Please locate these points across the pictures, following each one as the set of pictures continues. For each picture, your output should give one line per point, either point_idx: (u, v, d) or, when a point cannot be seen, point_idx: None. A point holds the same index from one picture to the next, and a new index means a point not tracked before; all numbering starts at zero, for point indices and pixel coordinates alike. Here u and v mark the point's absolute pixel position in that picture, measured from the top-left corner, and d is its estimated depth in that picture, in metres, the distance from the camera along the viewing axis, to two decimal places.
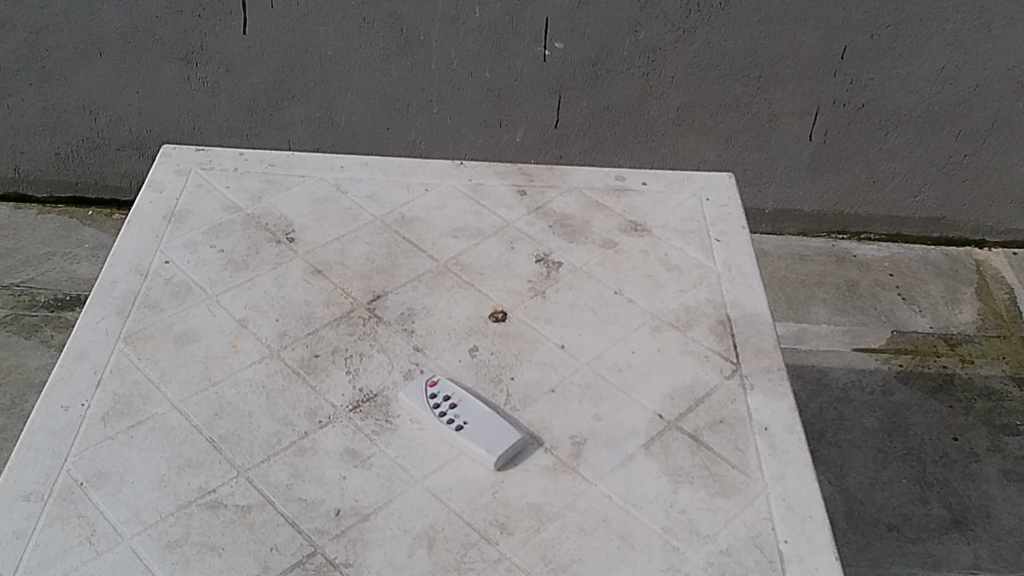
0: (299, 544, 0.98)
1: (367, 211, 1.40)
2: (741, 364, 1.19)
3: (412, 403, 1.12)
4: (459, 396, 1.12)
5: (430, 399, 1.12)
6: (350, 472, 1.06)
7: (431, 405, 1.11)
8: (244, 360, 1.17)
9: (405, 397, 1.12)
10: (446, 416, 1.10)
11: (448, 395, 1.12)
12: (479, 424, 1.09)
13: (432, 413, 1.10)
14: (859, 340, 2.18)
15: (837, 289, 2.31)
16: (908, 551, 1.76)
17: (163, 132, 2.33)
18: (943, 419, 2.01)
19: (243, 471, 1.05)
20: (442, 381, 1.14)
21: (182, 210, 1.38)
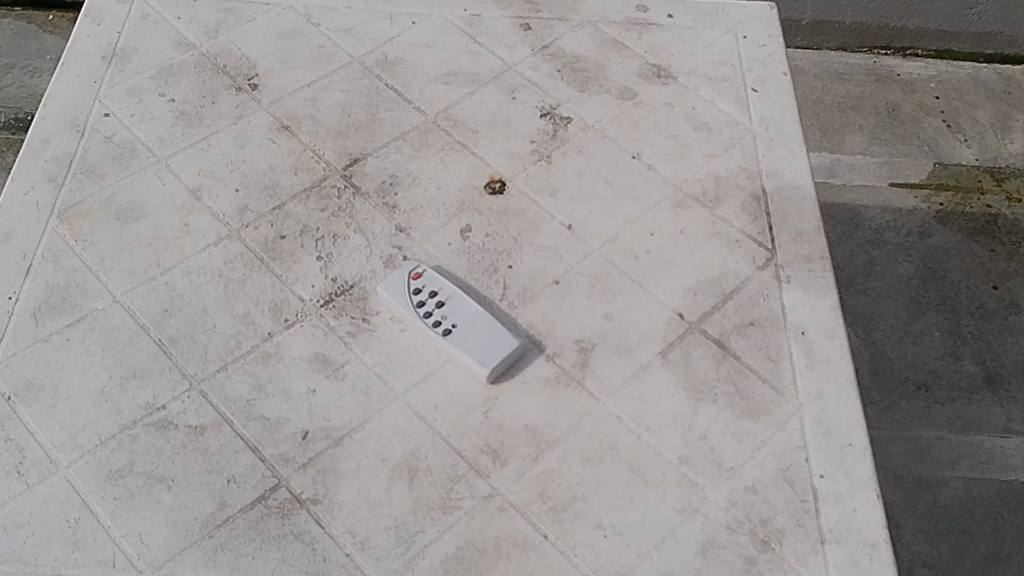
0: (261, 475, 0.86)
1: (343, 50, 1.19)
2: (777, 251, 1.02)
3: (393, 300, 0.96)
4: (447, 292, 0.96)
5: (414, 295, 0.96)
6: (320, 384, 0.91)
7: (414, 302, 0.95)
8: (198, 242, 1.00)
9: (385, 292, 0.96)
10: (433, 318, 0.94)
11: (435, 291, 0.96)
12: (470, 328, 0.93)
13: (416, 314, 0.94)
14: (897, 174, 1.99)
15: (876, 114, 2.09)
16: (935, 413, 1.65)
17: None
18: (982, 265, 1.85)
19: (197, 383, 0.91)
20: (428, 272, 0.98)
21: (125, 48, 1.18)
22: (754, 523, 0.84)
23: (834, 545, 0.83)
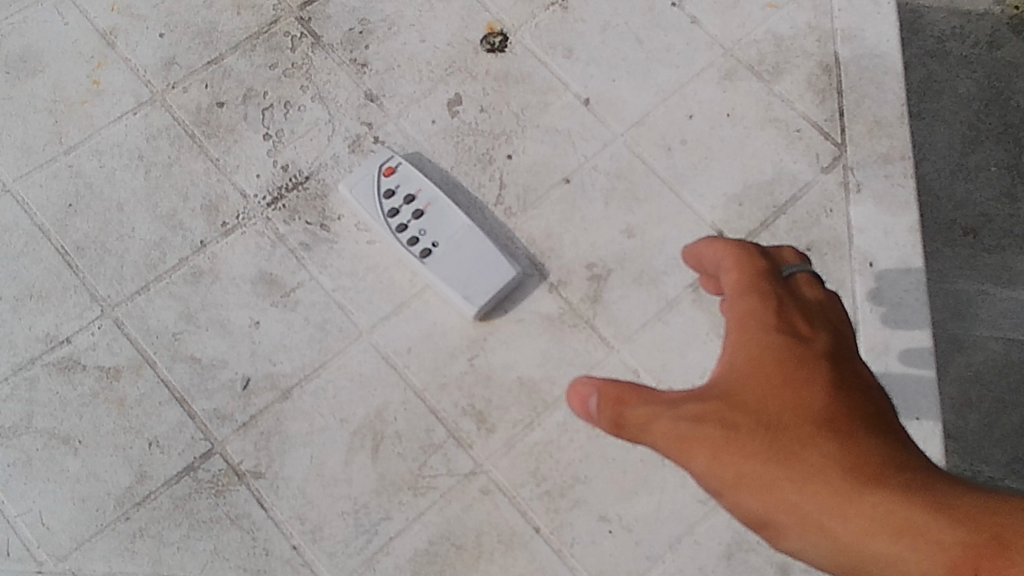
0: (191, 437, 0.70)
1: None
2: (847, 148, 0.81)
3: (359, 205, 0.75)
4: (427, 198, 0.75)
5: (386, 199, 0.75)
6: (265, 314, 0.73)
7: (385, 212, 0.75)
8: (111, 109, 0.78)
9: (349, 192, 0.75)
10: (408, 234, 0.74)
11: (410, 194, 0.75)
12: (456, 249, 0.73)
13: (389, 226, 0.74)
14: None
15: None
16: (982, 264, 1.30)
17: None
18: None
19: (110, 309, 0.72)
20: (402, 166, 0.76)
21: None
22: None
23: None
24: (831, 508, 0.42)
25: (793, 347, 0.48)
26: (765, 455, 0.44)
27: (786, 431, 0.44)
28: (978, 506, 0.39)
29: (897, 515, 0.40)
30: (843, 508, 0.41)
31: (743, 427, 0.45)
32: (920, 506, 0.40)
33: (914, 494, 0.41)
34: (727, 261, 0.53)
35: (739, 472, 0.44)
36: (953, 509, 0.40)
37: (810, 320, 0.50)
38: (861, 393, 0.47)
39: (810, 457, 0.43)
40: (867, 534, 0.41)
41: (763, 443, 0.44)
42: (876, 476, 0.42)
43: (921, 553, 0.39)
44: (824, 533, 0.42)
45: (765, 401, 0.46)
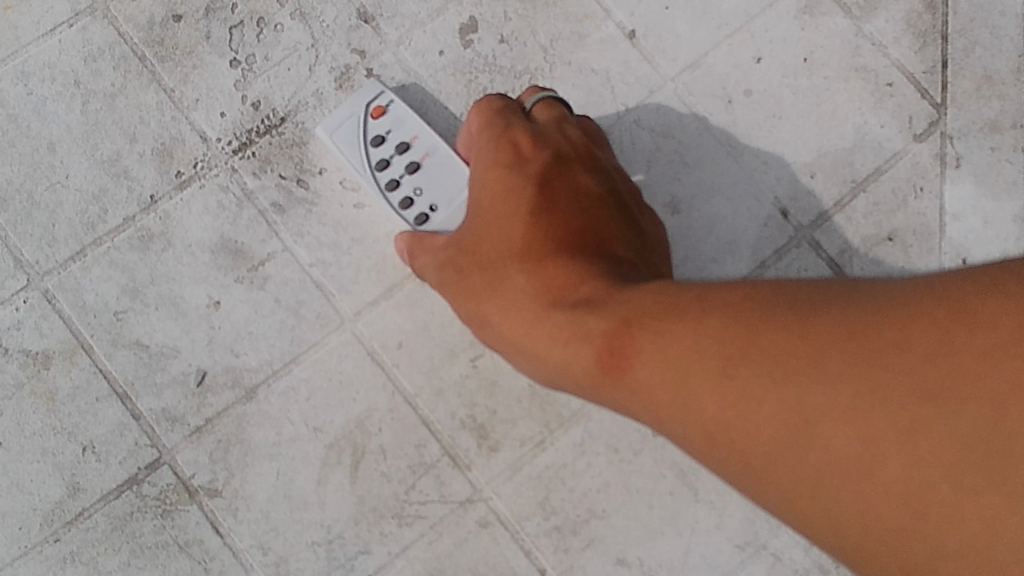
0: (133, 443, 0.58)
1: None
2: (947, 112, 0.65)
3: (339, 151, 0.59)
4: (424, 146, 0.59)
5: (373, 145, 0.59)
6: (227, 293, 0.60)
7: (373, 163, 0.59)
8: (40, 19, 0.63)
9: (328, 134, 0.59)
10: (401, 193, 0.58)
11: (403, 140, 0.59)
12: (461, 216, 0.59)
13: (376, 181, 0.58)
14: None
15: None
16: None
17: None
18: None
19: (38, 278, 0.60)
20: (395, 104, 0.60)
21: None
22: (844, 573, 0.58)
23: None
24: (523, 322, 0.49)
25: (508, 176, 0.55)
26: (485, 291, 0.52)
27: (498, 258, 0.52)
28: (622, 296, 0.46)
29: (564, 321, 0.47)
30: (534, 328, 0.49)
31: (467, 268, 0.54)
32: (578, 307, 0.47)
33: (571, 300, 0.48)
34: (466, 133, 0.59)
35: (475, 308, 0.53)
36: (604, 302, 0.46)
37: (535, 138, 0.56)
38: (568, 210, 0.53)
39: (512, 285, 0.51)
40: (545, 337, 0.48)
41: (483, 282, 0.53)
42: (554, 297, 0.49)
43: (574, 348, 0.46)
44: (521, 346, 0.50)
45: (487, 234, 0.54)
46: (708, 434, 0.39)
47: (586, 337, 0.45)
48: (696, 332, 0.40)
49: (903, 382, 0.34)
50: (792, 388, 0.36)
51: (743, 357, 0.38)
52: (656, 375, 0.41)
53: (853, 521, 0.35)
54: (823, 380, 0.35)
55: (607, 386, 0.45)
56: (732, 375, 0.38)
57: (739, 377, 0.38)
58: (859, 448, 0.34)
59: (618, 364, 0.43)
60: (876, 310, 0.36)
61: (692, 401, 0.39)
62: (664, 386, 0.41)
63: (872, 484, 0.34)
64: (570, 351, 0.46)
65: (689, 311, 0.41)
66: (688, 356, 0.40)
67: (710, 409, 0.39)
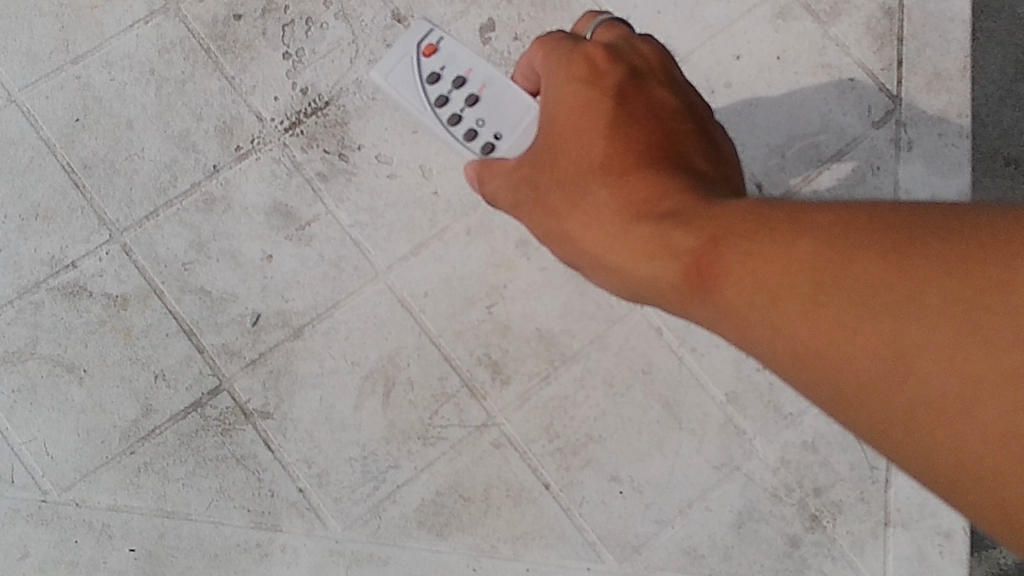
0: (198, 372, 0.68)
1: None
2: (900, 104, 0.75)
3: (398, 93, 0.61)
4: (480, 79, 0.59)
5: (430, 84, 0.60)
6: (279, 247, 0.70)
7: (432, 100, 0.60)
8: (122, 16, 0.74)
9: (385, 78, 0.61)
10: (464, 125, 0.59)
11: (455, 74, 0.60)
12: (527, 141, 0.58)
13: (438, 117, 0.59)
14: None
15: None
16: None
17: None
18: None
19: (118, 233, 0.70)
20: (444, 41, 0.61)
21: None
22: (806, 492, 0.67)
23: (899, 532, 0.67)
24: (597, 235, 0.44)
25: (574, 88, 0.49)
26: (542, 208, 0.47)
27: (566, 170, 0.47)
28: (717, 208, 0.40)
29: (643, 232, 0.41)
30: (598, 240, 0.44)
31: (526, 184, 0.49)
32: (663, 219, 0.41)
33: (639, 213, 0.42)
34: (529, 58, 0.54)
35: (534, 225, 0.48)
36: (695, 214, 0.40)
37: (610, 52, 0.49)
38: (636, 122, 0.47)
39: (568, 202, 0.46)
40: (617, 252, 0.43)
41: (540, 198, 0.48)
42: (619, 210, 0.43)
43: (657, 261, 0.40)
44: (590, 260, 0.45)
45: (560, 148, 0.48)
46: (791, 354, 0.35)
47: (672, 250, 0.40)
48: (789, 244, 0.36)
49: (1017, 326, 0.30)
50: (893, 316, 0.32)
51: (840, 279, 0.33)
52: (740, 287, 0.36)
53: (947, 463, 0.31)
54: (923, 310, 0.31)
55: (683, 298, 0.40)
56: (823, 299, 0.33)
57: (835, 298, 0.33)
58: (956, 384, 0.30)
59: (707, 279, 0.38)
60: (994, 236, 0.32)
61: (785, 313, 0.35)
62: (755, 295, 0.36)
63: (968, 424, 0.30)
64: (652, 264, 0.41)
65: (791, 228, 0.36)
66: (777, 268, 0.35)
67: (796, 327, 0.34)
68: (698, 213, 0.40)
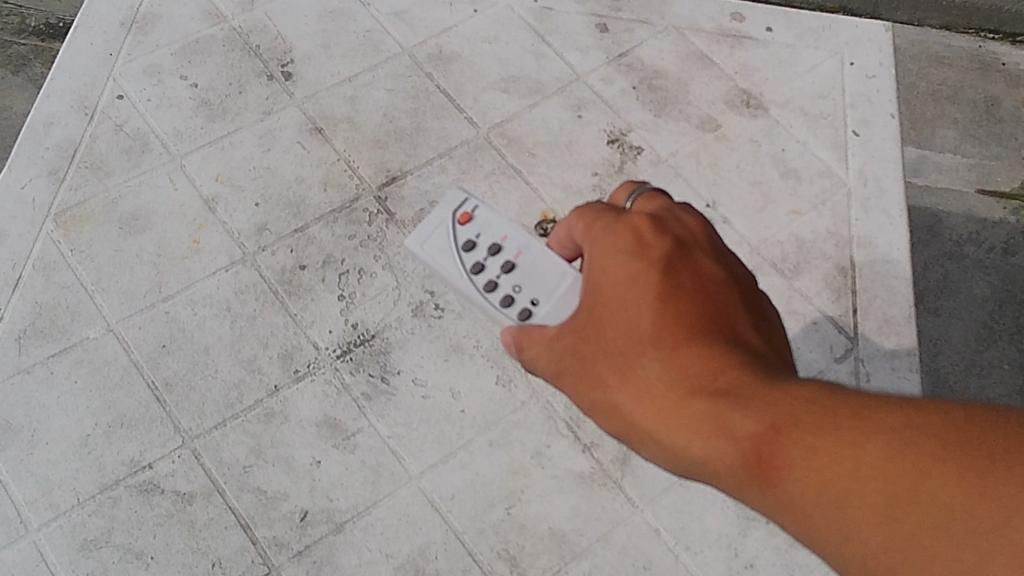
0: (250, 560, 0.77)
1: (393, 36, 1.04)
2: (858, 342, 0.89)
3: (436, 259, 0.68)
4: (511, 247, 0.67)
5: (466, 250, 0.68)
6: (327, 454, 0.81)
7: (469, 266, 0.67)
8: (208, 265, 0.89)
9: (424, 247, 0.69)
10: (494, 286, 0.65)
11: (490, 237, 0.68)
12: (551, 299, 0.63)
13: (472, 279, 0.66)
14: None
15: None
16: None
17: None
18: None
19: (190, 440, 0.81)
20: (480, 214, 0.69)
21: (147, 13, 1.03)
22: None
23: None
24: (646, 411, 0.46)
25: (623, 257, 0.50)
26: (593, 385, 0.49)
27: (616, 345, 0.48)
28: (780, 396, 0.42)
29: (700, 412, 0.44)
30: (654, 421, 0.45)
31: (575, 358, 0.50)
32: (719, 400, 0.44)
33: (702, 401, 0.44)
34: (566, 225, 0.57)
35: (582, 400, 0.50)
36: (756, 400, 0.43)
37: (657, 225, 0.51)
38: (686, 295, 0.48)
39: (619, 383, 0.47)
40: (668, 431, 0.45)
41: (591, 374, 0.49)
42: (679, 391, 0.45)
43: (717, 443, 0.43)
44: (643, 439, 0.46)
45: (606, 319, 0.49)
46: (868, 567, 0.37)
47: (734, 434, 0.42)
48: (866, 454, 0.38)
49: None
50: (973, 545, 0.34)
51: (916, 497, 0.36)
52: (811, 488, 0.39)
53: None
54: (998, 543, 0.34)
55: (748, 487, 0.42)
56: (900, 515, 0.36)
57: (910, 517, 0.36)
58: None
59: (773, 472, 0.41)
60: None
61: (852, 515, 0.38)
62: (828, 497, 0.39)
63: None
64: (709, 446, 0.43)
65: (861, 432, 0.39)
66: (854, 481, 0.38)
67: (873, 540, 0.37)
68: (764, 404, 0.42)
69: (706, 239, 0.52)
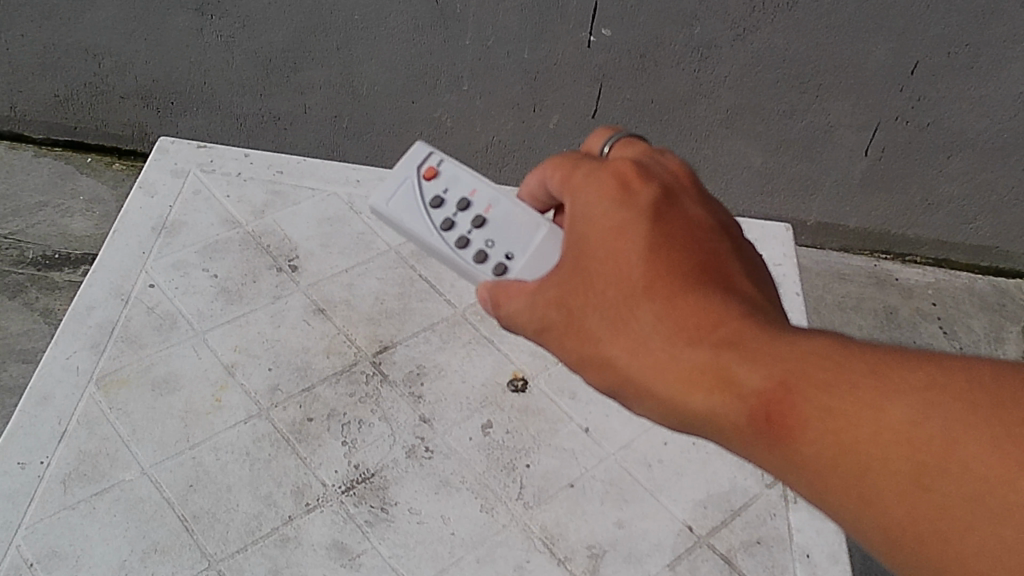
0: None
1: (381, 237, 1.25)
2: None
3: (409, 213, 0.85)
4: (476, 203, 0.85)
5: (435, 206, 0.85)
6: (335, 572, 0.93)
7: (439, 219, 0.84)
8: (228, 419, 1.04)
9: (397, 201, 0.85)
10: (462, 237, 0.83)
11: (456, 194, 0.86)
12: (512, 243, 0.81)
13: (442, 230, 0.84)
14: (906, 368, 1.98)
15: (851, 262, 2.23)
16: None
17: (147, 109, 2.22)
18: None
19: (215, 562, 0.92)
20: (443, 174, 0.87)
21: (174, 221, 1.22)
22: None
23: None
24: (648, 363, 0.57)
25: (614, 217, 0.61)
26: (591, 339, 0.59)
27: (610, 294, 0.59)
28: (785, 353, 0.56)
29: (707, 364, 0.56)
30: (656, 371, 0.57)
31: (567, 311, 0.61)
32: (723, 352, 0.56)
33: (707, 352, 0.56)
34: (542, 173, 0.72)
35: (576, 352, 0.61)
36: (761, 356, 0.55)
37: (635, 185, 0.64)
38: (672, 247, 0.60)
39: (618, 336, 0.58)
40: (672, 382, 0.57)
41: (588, 325, 0.59)
42: (680, 341, 0.57)
43: (735, 399, 0.55)
44: (642, 390, 0.58)
45: (595, 270, 0.60)
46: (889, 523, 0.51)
47: (743, 387, 0.55)
48: (890, 426, 0.52)
49: None
50: (979, 509, 0.49)
51: (934, 471, 0.50)
52: (834, 444, 0.53)
53: None
54: (1000, 510, 0.48)
55: (757, 433, 0.55)
56: (921, 484, 0.51)
57: (928, 487, 0.50)
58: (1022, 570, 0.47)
59: (795, 429, 0.54)
60: None
61: (877, 476, 0.52)
62: (853, 457, 0.52)
63: None
64: (722, 399, 0.56)
65: (880, 402, 0.53)
66: (880, 446, 0.52)
67: (897, 501, 0.51)
68: (773, 361, 0.55)
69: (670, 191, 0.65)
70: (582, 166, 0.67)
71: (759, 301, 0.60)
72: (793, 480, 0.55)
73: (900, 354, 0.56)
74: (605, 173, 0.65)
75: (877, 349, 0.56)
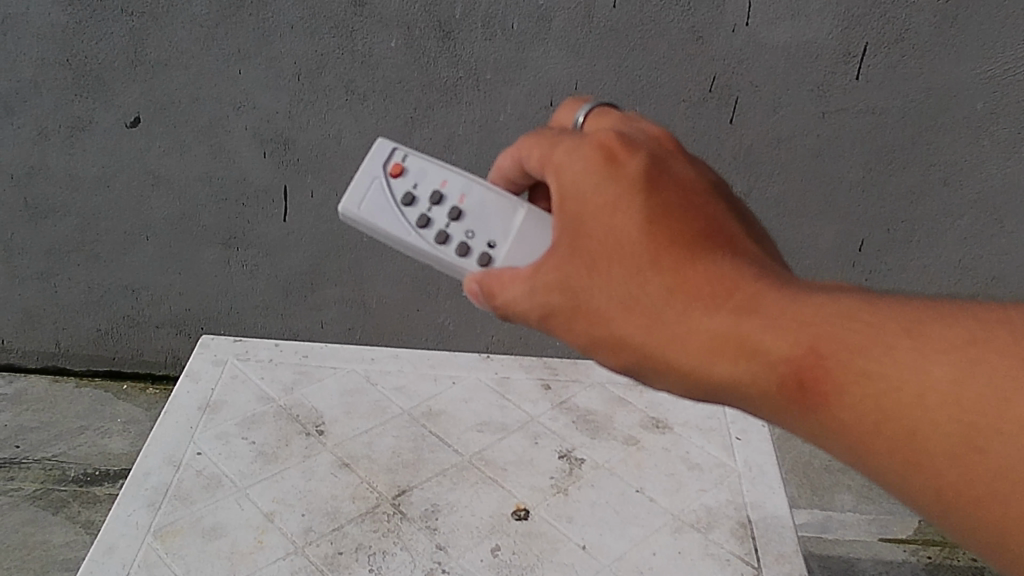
0: None
1: (395, 403, 1.45)
2: (762, 569, 1.19)
3: (381, 217, 0.96)
4: (445, 195, 0.98)
5: (407, 205, 0.97)
6: None
7: (412, 219, 0.96)
8: (269, 556, 1.17)
9: (367, 207, 0.96)
10: (438, 232, 0.94)
11: (426, 189, 0.98)
12: (487, 231, 0.94)
13: (418, 229, 0.95)
14: (898, 518, 2.18)
15: None
16: None
17: (179, 335, 2.47)
18: (952, 567, 2.07)
19: None
20: (408, 171, 0.99)
21: (217, 401, 1.42)
22: None
23: None
24: (663, 335, 0.66)
25: (608, 192, 0.71)
26: (605, 318, 0.68)
27: (618, 273, 0.67)
28: (790, 308, 0.64)
29: (727, 333, 0.64)
30: (675, 347, 0.66)
31: (573, 294, 0.69)
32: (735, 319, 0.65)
33: (718, 318, 0.65)
34: (518, 151, 0.85)
35: (585, 335, 0.69)
36: (773, 322, 0.63)
37: (619, 156, 0.73)
38: (673, 222, 0.69)
39: (633, 315, 0.67)
40: (693, 354, 0.65)
41: (600, 306, 0.68)
42: (692, 312, 0.66)
43: (755, 361, 0.64)
44: (661, 362, 0.67)
45: (597, 249, 0.69)
46: (940, 484, 0.58)
47: (771, 355, 0.63)
48: (931, 388, 0.58)
49: None
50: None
51: (978, 433, 0.56)
52: (871, 405, 0.60)
53: None
54: None
55: (772, 389, 0.63)
56: (969, 448, 0.56)
57: (975, 451, 0.56)
58: None
59: (822, 389, 0.61)
60: None
61: (924, 440, 0.58)
62: (896, 422, 0.59)
63: None
64: (740, 364, 0.64)
65: (919, 360, 0.59)
66: (922, 407, 0.58)
67: (947, 464, 0.57)
68: (782, 319, 0.63)
69: (655, 161, 0.75)
70: (567, 147, 0.76)
71: (758, 267, 0.69)
72: (810, 432, 0.63)
73: (928, 312, 0.62)
74: (594, 152, 0.74)
75: (896, 305, 0.63)
